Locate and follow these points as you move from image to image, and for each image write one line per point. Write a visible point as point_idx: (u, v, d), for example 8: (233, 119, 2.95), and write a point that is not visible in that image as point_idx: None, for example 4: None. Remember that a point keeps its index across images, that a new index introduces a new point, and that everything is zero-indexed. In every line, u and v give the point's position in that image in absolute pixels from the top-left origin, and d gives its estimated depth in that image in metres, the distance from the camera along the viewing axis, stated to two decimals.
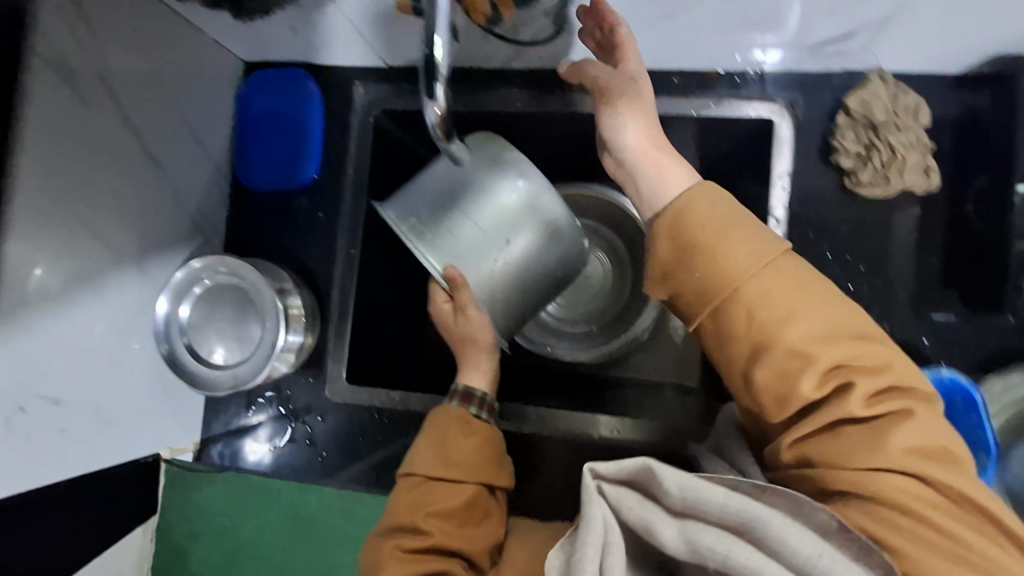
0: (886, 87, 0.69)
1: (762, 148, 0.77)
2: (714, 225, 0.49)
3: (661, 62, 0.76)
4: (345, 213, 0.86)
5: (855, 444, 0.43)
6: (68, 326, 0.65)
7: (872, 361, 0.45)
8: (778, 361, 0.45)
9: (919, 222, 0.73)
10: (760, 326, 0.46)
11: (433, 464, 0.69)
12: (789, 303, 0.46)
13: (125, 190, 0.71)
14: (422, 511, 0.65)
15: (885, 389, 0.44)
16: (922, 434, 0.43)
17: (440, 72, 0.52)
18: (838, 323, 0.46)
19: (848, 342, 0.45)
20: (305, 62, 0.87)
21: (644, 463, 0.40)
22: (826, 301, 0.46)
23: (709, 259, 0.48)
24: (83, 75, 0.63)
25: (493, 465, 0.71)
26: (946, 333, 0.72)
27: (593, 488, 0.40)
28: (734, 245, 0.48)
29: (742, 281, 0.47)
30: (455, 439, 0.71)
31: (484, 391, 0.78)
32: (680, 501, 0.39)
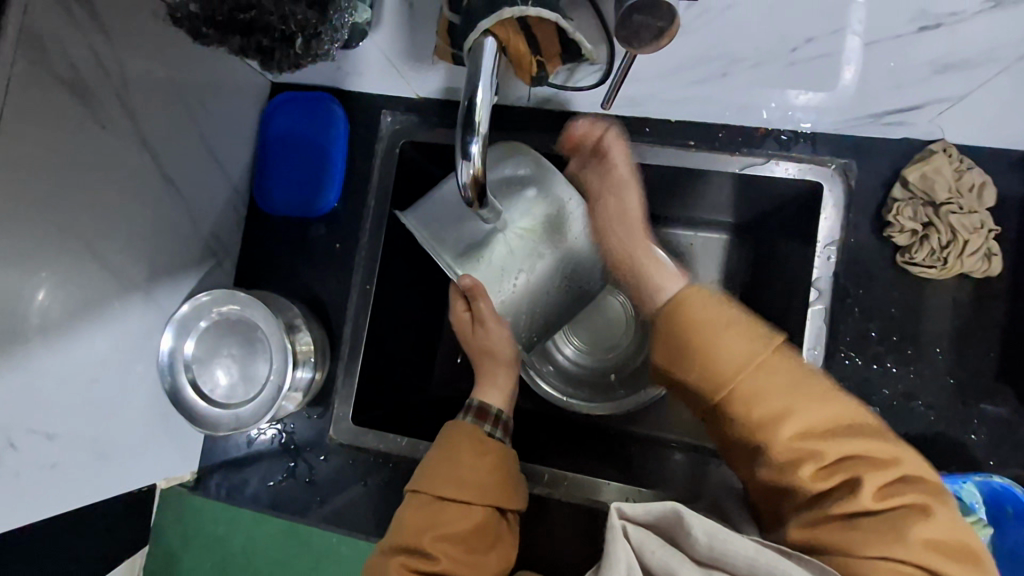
0: (950, 162, 0.66)
1: (809, 213, 0.72)
2: (716, 325, 0.51)
3: (701, 115, 0.72)
4: (364, 245, 0.83)
5: (876, 537, 0.43)
6: (67, 358, 0.62)
7: (874, 452, 0.47)
8: (779, 456, 0.48)
9: (972, 306, 0.68)
10: (757, 422, 0.48)
11: (443, 484, 0.63)
12: (789, 400, 0.48)
13: (139, 213, 0.68)
14: (429, 533, 0.59)
15: (893, 482, 0.46)
16: (942, 530, 0.43)
17: (478, 130, 0.49)
18: (839, 419, 0.48)
19: (845, 437, 0.47)
20: (334, 86, 0.84)
21: (673, 508, 0.42)
22: (828, 396, 0.48)
23: (710, 358, 0.50)
24: (103, 95, 0.61)
25: (509, 488, 0.64)
26: (996, 429, 0.67)
27: (619, 527, 0.42)
28: (731, 342, 0.50)
29: (743, 381, 0.49)
30: (468, 460, 0.64)
31: (500, 409, 0.73)
32: (706, 549, 0.41)
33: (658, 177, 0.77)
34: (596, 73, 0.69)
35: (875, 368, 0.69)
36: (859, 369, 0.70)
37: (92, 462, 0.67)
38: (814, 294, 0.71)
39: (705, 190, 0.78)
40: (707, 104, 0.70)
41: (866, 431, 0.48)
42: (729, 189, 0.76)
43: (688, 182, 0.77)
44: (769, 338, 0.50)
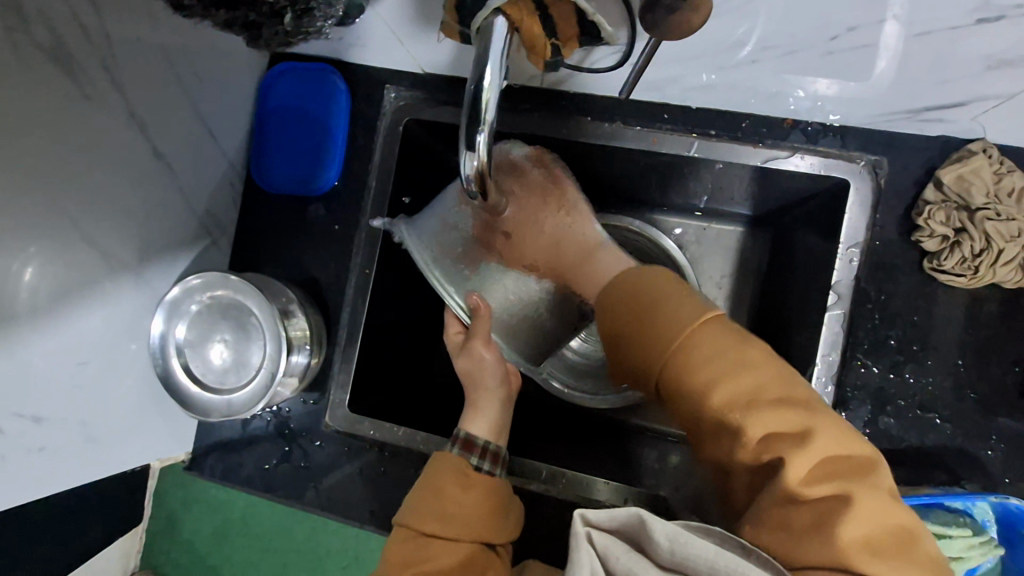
0: (990, 165, 0.62)
1: (832, 209, 0.68)
2: (637, 310, 0.53)
3: (723, 103, 0.67)
4: (364, 227, 0.80)
5: (795, 527, 0.43)
6: (53, 340, 0.60)
7: (794, 430, 0.45)
8: (709, 430, 0.49)
9: (997, 317, 0.65)
10: (688, 397, 0.49)
11: (428, 516, 0.62)
12: (711, 375, 0.48)
13: (129, 189, 0.65)
14: (414, 568, 0.59)
15: (819, 464, 0.44)
16: (868, 525, 0.41)
17: (484, 117, 0.45)
18: (760, 391, 0.47)
19: (767, 411, 0.46)
20: (335, 58, 0.79)
21: (636, 513, 0.39)
22: (752, 372, 0.47)
23: (634, 336, 0.52)
24: (88, 64, 0.57)
25: (495, 516, 0.63)
26: (1013, 444, 0.65)
27: (583, 535, 0.39)
28: (658, 320, 0.51)
29: (668, 357, 0.50)
30: (452, 491, 0.63)
31: (487, 439, 0.70)
32: (670, 555, 0.38)
33: (675, 167, 0.73)
34: (616, 53, 0.64)
35: (893, 378, 0.66)
36: (876, 378, 0.67)
37: (82, 446, 0.66)
38: (832, 297, 0.66)
39: (721, 182, 0.74)
40: (729, 93, 0.66)
41: (791, 404, 0.46)
42: (749, 183, 0.72)
43: (705, 173, 0.72)
44: (693, 305, 0.51)
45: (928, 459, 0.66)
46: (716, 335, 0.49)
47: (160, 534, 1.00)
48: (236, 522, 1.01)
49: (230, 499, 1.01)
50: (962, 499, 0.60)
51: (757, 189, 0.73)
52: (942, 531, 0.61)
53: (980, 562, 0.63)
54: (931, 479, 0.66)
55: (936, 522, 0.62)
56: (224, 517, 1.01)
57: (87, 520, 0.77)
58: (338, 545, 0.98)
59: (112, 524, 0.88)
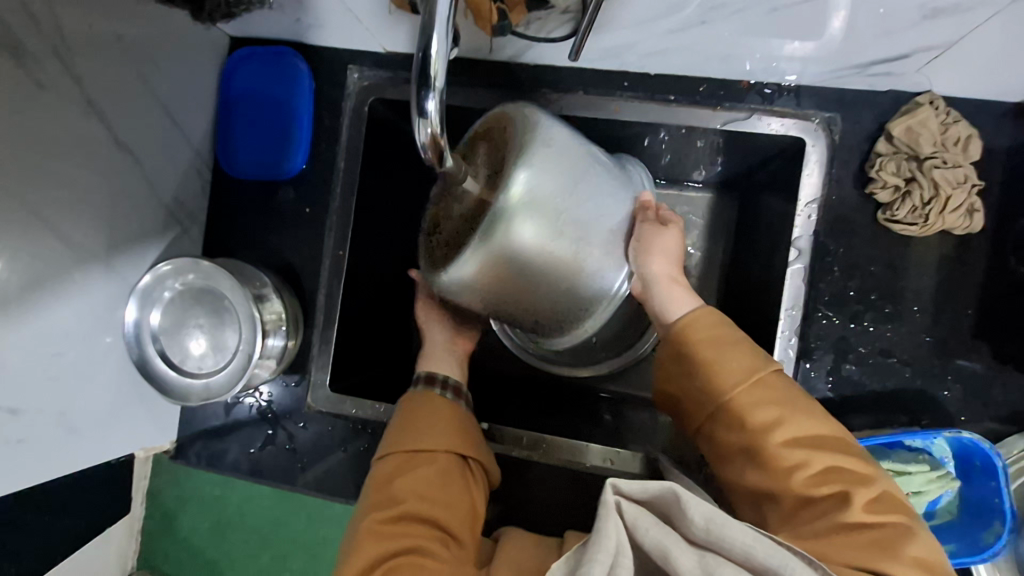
0: (937, 116, 0.64)
1: (789, 166, 0.70)
2: (711, 341, 0.60)
3: (679, 66, 0.69)
4: (333, 208, 0.80)
5: (856, 542, 0.48)
6: (27, 333, 0.60)
7: (855, 470, 0.53)
8: (769, 458, 0.55)
9: (950, 262, 0.68)
10: (756, 426, 0.56)
11: (402, 438, 0.66)
12: (781, 413, 0.56)
13: (94, 179, 0.65)
14: (394, 486, 0.62)
15: (872, 499, 0.51)
16: (926, 549, 0.48)
17: (434, 83, 0.45)
18: (823, 436, 0.55)
19: (829, 452, 0.54)
20: (299, 42, 0.80)
21: (670, 489, 0.42)
22: (814, 415, 0.56)
23: (706, 364, 0.59)
24: (40, 53, 0.55)
25: (465, 436, 0.67)
26: (969, 383, 0.67)
27: (611, 503, 0.41)
28: (734, 358, 0.58)
29: (743, 387, 0.57)
30: (424, 412, 0.68)
31: (448, 375, 0.74)
32: (703, 532, 0.41)
33: (638, 135, 0.74)
34: (568, 21, 0.63)
35: (853, 327, 0.69)
36: (837, 328, 0.69)
37: (60, 436, 0.66)
38: (794, 253, 0.69)
39: (683, 147, 0.75)
40: (684, 58, 0.67)
41: (847, 449, 0.54)
42: (712, 145, 0.74)
43: (668, 137, 0.74)
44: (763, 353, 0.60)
45: (889, 403, 0.69)
46: (785, 385, 0.58)
47: (156, 528, 1.01)
48: (230, 517, 1.01)
49: (224, 494, 1.00)
50: (919, 436, 0.64)
51: (719, 150, 0.74)
52: (903, 468, 0.65)
53: (941, 494, 0.68)
54: (892, 422, 0.69)
55: (897, 460, 0.66)
56: (214, 513, 1.01)
57: (76, 512, 0.77)
58: (336, 532, 0.98)
59: (103, 518, 0.88)
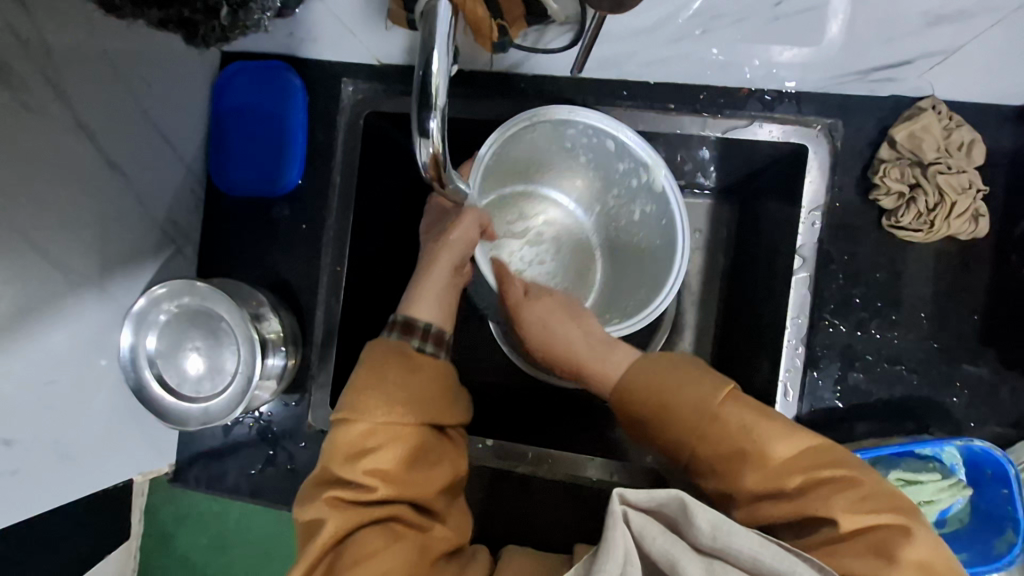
0: (940, 121, 0.64)
1: (791, 174, 0.70)
2: (656, 386, 0.55)
3: (677, 75, 0.67)
4: (330, 224, 0.79)
5: (855, 556, 0.45)
6: (22, 360, 0.58)
7: (837, 480, 0.48)
8: (749, 498, 0.50)
9: (955, 267, 0.67)
10: (722, 470, 0.51)
11: (367, 406, 0.54)
12: (746, 436, 0.51)
13: (84, 203, 0.63)
14: (362, 462, 0.52)
15: (864, 506, 0.47)
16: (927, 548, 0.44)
17: (434, 102, 0.44)
18: (795, 455, 0.50)
19: (808, 471, 0.49)
20: (289, 55, 0.78)
21: (676, 496, 0.40)
22: (780, 433, 0.50)
23: (662, 412, 0.54)
24: (26, 75, 0.54)
25: (443, 400, 0.57)
26: (977, 389, 0.67)
27: (620, 514, 0.39)
28: (682, 395, 0.53)
29: (699, 430, 0.52)
30: (397, 374, 0.56)
31: (431, 322, 0.62)
32: (710, 540, 0.39)
33: None
34: (567, 32, 0.63)
35: (859, 335, 0.68)
36: (844, 336, 0.69)
37: (54, 465, 0.65)
38: (798, 262, 0.68)
39: (683, 154, 0.74)
40: (685, 68, 0.66)
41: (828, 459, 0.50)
42: (712, 153, 0.73)
43: (667, 146, 0.73)
44: (717, 377, 0.55)
45: (897, 411, 0.68)
46: (743, 406, 0.52)
47: (154, 549, 0.99)
48: (230, 535, 0.99)
49: (223, 510, 0.98)
50: (931, 444, 0.63)
51: (719, 157, 0.73)
52: (914, 477, 0.65)
53: (952, 502, 0.67)
54: (901, 430, 0.68)
55: (908, 469, 0.65)
56: (213, 532, 0.99)
57: (74, 542, 0.76)
58: None
59: (101, 545, 0.87)
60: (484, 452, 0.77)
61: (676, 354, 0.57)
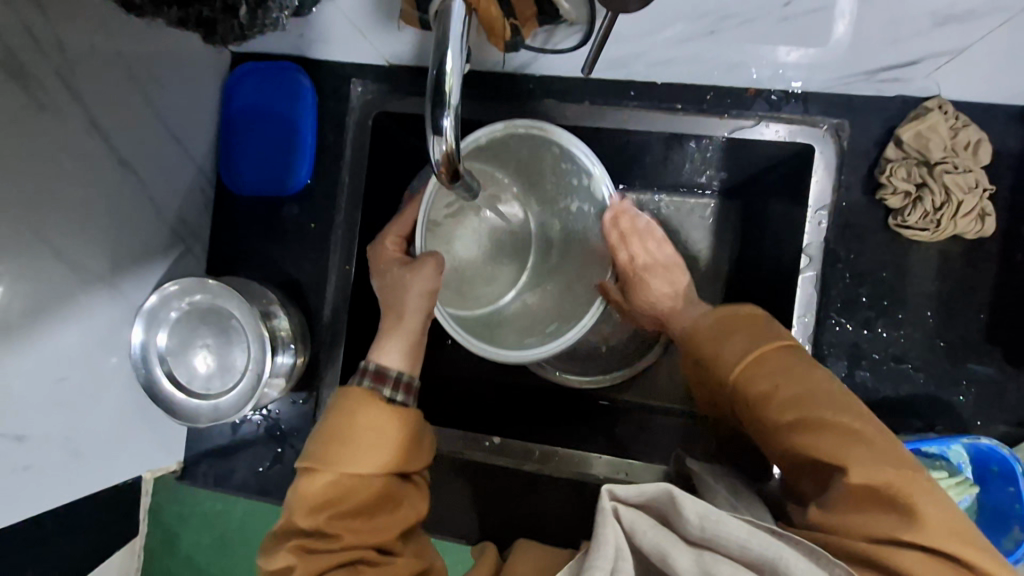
0: (946, 121, 0.64)
1: (798, 173, 0.70)
2: (712, 333, 0.57)
3: (685, 76, 0.68)
4: (339, 223, 0.79)
5: (857, 512, 0.42)
6: (34, 357, 0.59)
7: (847, 432, 0.45)
8: (774, 442, 0.49)
9: (961, 266, 0.68)
10: (752, 406, 0.51)
11: (333, 456, 0.54)
12: (777, 379, 0.50)
13: (98, 201, 0.64)
14: (328, 510, 0.53)
15: (877, 458, 0.43)
16: (930, 512, 0.40)
17: (449, 101, 0.45)
18: (822, 399, 0.47)
19: (824, 417, 0.46)
20: (299, 55, 0.79)
21: (665, 488, 0.38)
22: (813, 378, 0.49)
23: (710, 352, 0.56)
24: (42, 72, 0.55)
25: (410, 449, 0.57)
26: (983, 388, 0.67)
27: (609, 510, 0.37)
28: (730, 343, 0.54)
29: (733, 370, 0.53)
30: (364, 423, 0.56)
31: (401, 369, 0.63)
32: (700, 532, 0.37)
33: (644, 145, 0.74)
34: (575, 32, 0.63)
35: (865, 333, 0.69)
36: (849, 335, 0.69)
37: (66, 462, 0.65)
38: (805, 260, 0.69)
39: (689, 155, 0.75)
40: (692, 69, 0.67)
41: (848, 411, 0.46)
42: (718, 153, 0.73)
43: (674, 145, 0.73)
44: (769, 328, 0.54)
45: (903, 409, 0.68)
46: (783, 355, 0.52)
47: (157, 548, 0.98)
48: (233, 535, 0.97)
49: (226, 509, 0.97)
50: (935, 442, 0.65)
51: (726, 157, 0.74)
52: None
53: (957, 501, 0.66)
54: (907, 428, 0.68)
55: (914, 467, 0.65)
56: (215, 531, 0.97)
57: (84, 539, 0.76)
58: None
59: (109, 543, 0.87)
60: (490, 449, 0.79)
61: (745, 307, 0.58)
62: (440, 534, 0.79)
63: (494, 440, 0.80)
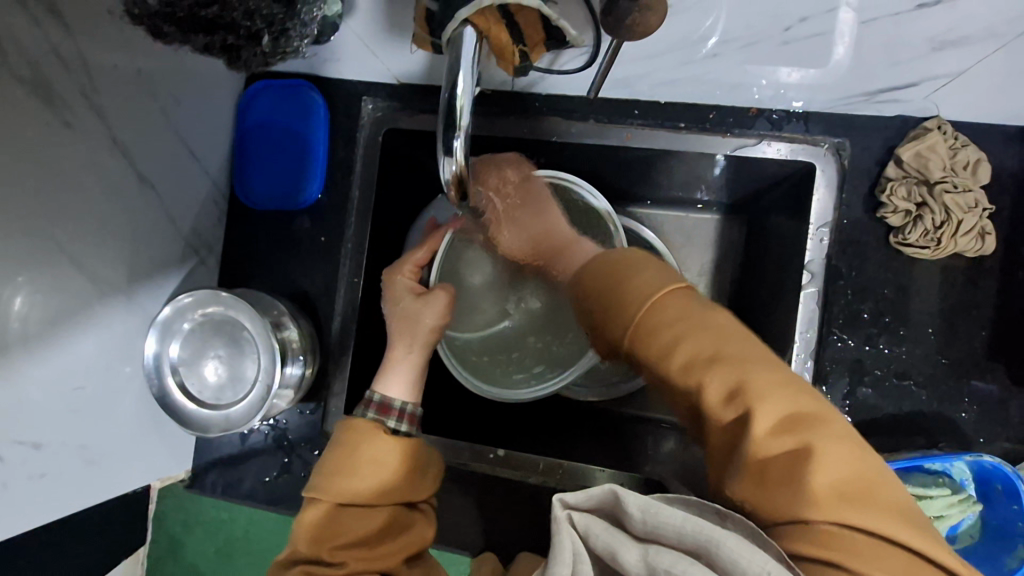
0: (946, 141, 0.65)
1: (799, 190, 0.71)
2: (608, 274, 0.50)
3: (689, 96, 0.70)
4: (349, 236, 0.81)
5: (769, 479, 0.39)
6: (51, 366, 0.60)
7: (752, 388, 0.41)
8: (680, 400, 0.45)
9: (962, 283, 0.69)
10: (651, 361, 0.45)
11: (339, 487, 0.57)
12: (677, 332, 0.44)
13: (117, 215, 0.66)
14: (331, 541, 0.54)
15: (780, 419, 0.40)
16: (834, 470, 0.37)
17: (459, 124, 0.47)
18: (722, 353, 0.43)
19: (728, 373, 0.42)
20: (312, 74, 0.81)
21: (610, 489, 0.36)
22: (710, 328, 0.44)
23: (603, 301, 0.49)
24: (67, 92, 0.57)
25: (411, 478, 0.59)
26: (985, 405, 0.68)
27: (563, 518, 0.36)
28: (626, 288, 0.48)
29: (633, 321, 0.46)
30: (366, 454, 0.58)
31: (406, 401, 0.66)
32: (643, 527, 0.35)
33: (649, 162, 0.76)
34: (584, 54, 0.66)
35: (868, 349, 0.69)
36: (852, 351, 0.70)
37: (81, 469, 0.66)
38: (807, 276, 0.69)
39: (691, 175, 0.76)
40: (696, 89, 0.68)
41: (748, 364, 0.42)
42: (722, 171, 0.74)
43: (676, 163, 0.74)
44: (661, 272, 0.48)
45: (906, 426, 0.69)
46: (682, 301, 0.46)
47: (162, 556, 0.99)
48: (239, 544, 0.98)
49: (230, 518, 0.97)
50: (939, 460, 0.64)
51: (729, 174, 0.75)
52: (924, 493, 0.65)
53: (962, 518, 0.68)
54: (910, 444, 0.69)
55: (917, 484, 0.66)
56: (224, 540, 0.98)
57: (95, 546, 0.78)
58: None
59: (118, 550, 0.88)
60: (495, 462, 0.79)
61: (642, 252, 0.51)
62: (444, 545, 0.79)
63: (499, 452, 0.78)
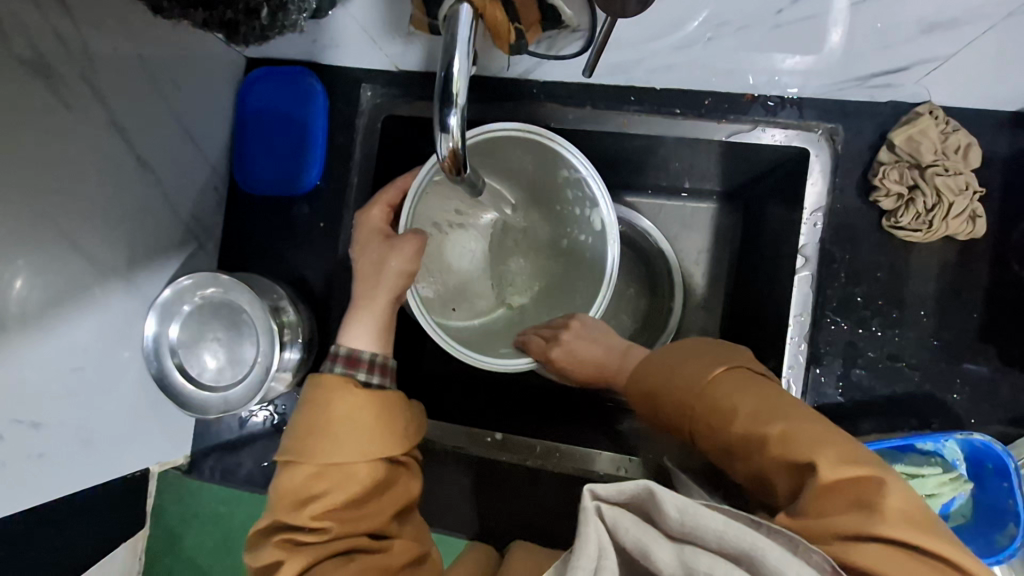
0: (937, 125, 0.66)
1: (792, 175, 0.72)
2: (668, 359, 0.53)
3: (683, 83, 0.71)
4: (347, 222, 0.81)
5: (835, 510, 0.38)
6: (49, 348, 0.60)
7: (815, 432, 0.42)
8: (740, 456, 0.45)
9: (954, 266, 0.69)
10: (710, 422, 0.47)
11: (314, 447, 0.55)
12: (732, 398, 0.46)
13: (116, 198, 0.66)
14: (309, 503, 0.54)
15: (842, 453, 0.40)
16: (901, 496, 0.38)
17: (455, 99, 0.47)
18: (773, 406, 0.45)
19: (788, 422, 0.43)
20: (311, 61, 0.82)
21: (644, 485, 0.35)
22: (762, 390, 0.46)
23: (665, 382, 0.52)
24: (68, 74, 0.57)
25: (391, 434, 0.58)
26: (977, 386, 0.69)
27: (591, 510, 0.35)
28: (684, 364, 0.51)
29: (697, 388, 0.49)
30: (339, 412, 0.57)
31: (373, 351, 0.66)
32: (678, 525, 0.35)
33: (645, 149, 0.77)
34: (578, 38, 0.67)
35: (861, 332, 0.70)
36: (845, 333, 0.70)
37: (78, 450, 0.67)
38: (801, 260, 0.70)
39: (687, 161, 0.77)
40: (692, 75, 0.69)
41: (806, 416, 0.43)
42: (717, 158, 0.75)
43: (671, 150, 0.75)
44: (715, 351, 0.52)
45: (899, 407, 0.70)
46: (733, 375, 0.49)
47: (161, 545, 0.98)
48: (238, 534, 0.97)
49: (229, 510, 0.96)
50: (931, 439, 0.65)
51: (724, 160, 0.76)
52: (917, 471, 0.66)
53: (954, 497, 0.68)
54: (903, 425, 0.69)
55: (911, 464, 0.67)
56: (223, 531, 0.98)
57: (93, 529, 0.78)
58: None
59: (116, 536, 0.88)
60: (490, 445, 0.80)
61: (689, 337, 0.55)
62: (441, 528, 0.80)
63: (495, 436, 0.80)
